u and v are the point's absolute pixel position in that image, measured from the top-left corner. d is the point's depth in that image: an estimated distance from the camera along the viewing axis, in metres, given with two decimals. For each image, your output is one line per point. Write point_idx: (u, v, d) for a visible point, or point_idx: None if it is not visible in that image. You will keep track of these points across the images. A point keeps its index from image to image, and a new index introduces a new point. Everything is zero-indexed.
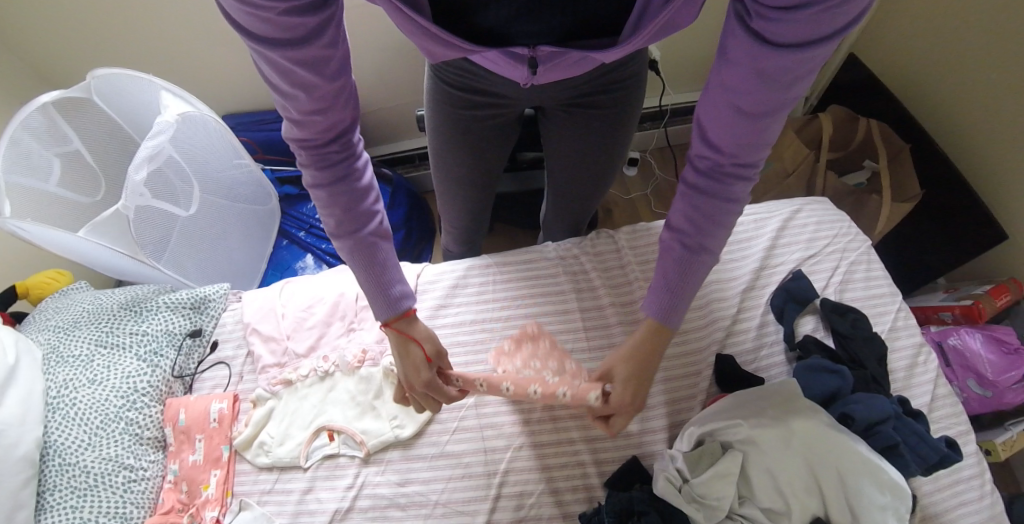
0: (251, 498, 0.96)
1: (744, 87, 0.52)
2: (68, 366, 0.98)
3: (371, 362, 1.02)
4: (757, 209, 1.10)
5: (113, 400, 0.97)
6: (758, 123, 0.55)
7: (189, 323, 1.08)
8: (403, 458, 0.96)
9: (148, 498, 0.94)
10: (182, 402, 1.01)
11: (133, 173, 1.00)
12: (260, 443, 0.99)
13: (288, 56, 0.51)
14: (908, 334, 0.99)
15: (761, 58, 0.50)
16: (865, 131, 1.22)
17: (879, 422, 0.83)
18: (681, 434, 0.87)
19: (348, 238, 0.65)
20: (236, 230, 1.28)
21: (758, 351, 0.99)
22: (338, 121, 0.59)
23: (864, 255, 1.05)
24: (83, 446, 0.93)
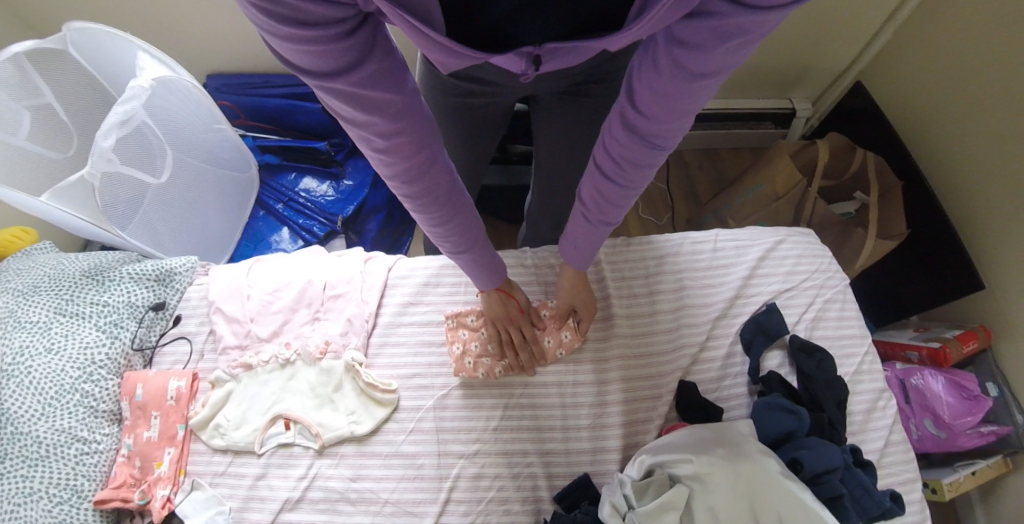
0: (204, 478, 0.97)
1: (694, 44, 0.50)
2: (26, 332, 0.99)
3: (333, 354, 1.01)
4: (740, 235, 1.08)
5: (70, 371, 0.97)
6: (685, 95, 0.55)
7: (152, 296, 1.07)
8: (357, 454, 0.95)
9: (101, 470, 0.96)
10: (139, 378, 1.01)
11: (100, 139, 0.96)
12: (216, 425, 0.98)
13: (348, 83, 0.46)
14: (872, 378, 0.99)
15: (718, 26, 0.48)
16: (861, 160, 1.19)
17: (827, 471, 0.85)
18: (634, 460, 0.89)
19: (460, 241, 0.68)
20: (212, 200, 1.25)
21: (722, 381, 0.99)
22: (421, 136, 0.54)
23: (840, 294, 1.05)
24: (38, 416, 0.94)
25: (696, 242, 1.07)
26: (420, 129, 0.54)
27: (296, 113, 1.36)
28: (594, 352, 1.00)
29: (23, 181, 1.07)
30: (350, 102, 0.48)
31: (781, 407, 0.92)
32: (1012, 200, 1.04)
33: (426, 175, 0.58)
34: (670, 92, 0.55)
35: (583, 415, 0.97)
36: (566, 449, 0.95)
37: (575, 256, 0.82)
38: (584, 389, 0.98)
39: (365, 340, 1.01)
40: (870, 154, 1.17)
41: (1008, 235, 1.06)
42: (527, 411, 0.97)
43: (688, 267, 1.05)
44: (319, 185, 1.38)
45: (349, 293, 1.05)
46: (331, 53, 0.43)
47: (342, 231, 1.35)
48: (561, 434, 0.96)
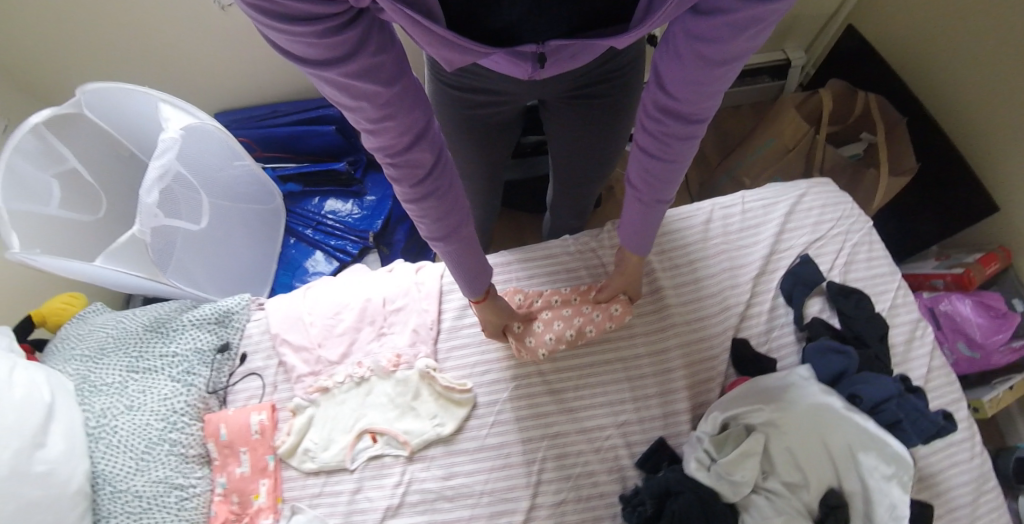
0: (302, 501, 1.01)
1: (712, 38, 0.52)
2: (104, 395, 1.02)
3: (406, 365, 1.05)
4: (765, 194, 1.14)
5: (155, 423, 1.01)
6: (713, 80, 0.57)
7: (216, 338, 1.10)
8: (446, 453, 1.00)
9: (200, 512, 1.01)
10: (219, 418, 1.05)
11: (145, 196, 0.99)
12: (305, 450, 1.02)
13: (343, 72, 0.48)
14: (907, 309, 1.07)
15: (730, 20, 0.49)
16: (863, 105, 1.25)
17: (884, 400, 0.91)
18: (706, 417, 0.93)
19: (446, 228, 0.68)
20: (245, 235, 1.27)
21: (769, 333, 1.05)
22: (412, 124, 0.56)
23: (866, 236, 1.11)
24: (133, 472, 0.99)
25: (725, 207, 1.13)
26: (410, 119, 0.56)
27: (309, 137, 1.38)
28: (648, 326, 1.05)
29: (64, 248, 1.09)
30: (343, 89, 0.50)
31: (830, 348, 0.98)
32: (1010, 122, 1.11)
33: (412, 158, 0.59)
34: (700, 73, 0.56)
35: (648, 384, 1.02)
36: (639, 418, 1.01)
37: (638, 242, 0.82)
38: (646, 360, 1.04)
39: (432, 345, 1.06)
40: (872, 96, 1.24)
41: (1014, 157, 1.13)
42: (596, 390, 1.02)
43: (721, 232, 1.11)
44: (343, 205, 1.42)
45: (408, 306, 1.10)
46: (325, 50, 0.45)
47: (375, 246, 1.39)
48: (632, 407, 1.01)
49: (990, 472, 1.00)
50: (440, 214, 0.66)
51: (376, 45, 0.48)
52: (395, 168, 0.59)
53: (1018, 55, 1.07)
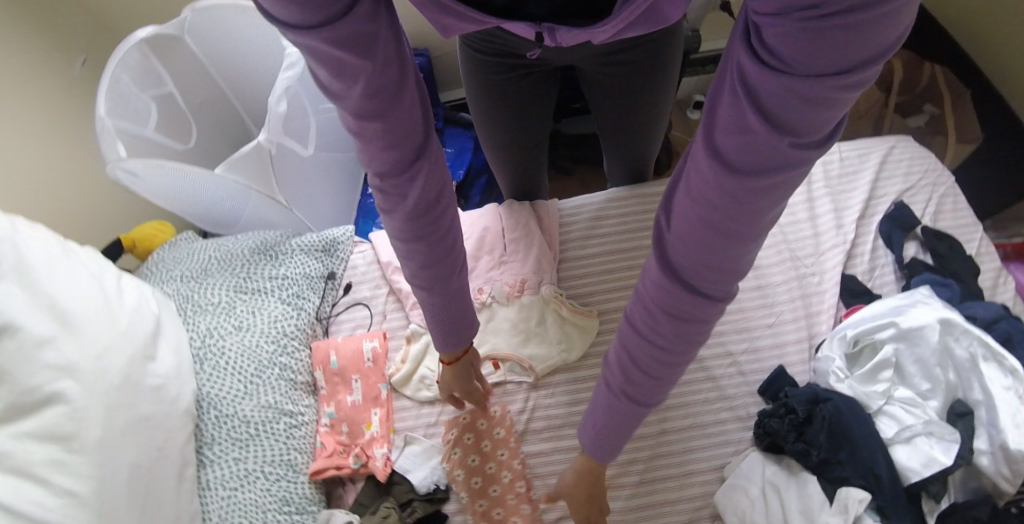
0: (416, 432, 0.99)
1: (731, 153, 0.35)
2: (210, 314, 0.98)
3: (530, 291, 1.05)
4: (858, 145, 1.21)
5: (265, 345, 0.98)
6: (726, 215, 0.37)
7: (322, 266, 1.09)
8: (570, 381, 0.99)
9: (308, 442, 0.97)
10: (328, 345, 1.04)
11: (274, 106, 0.98)
12: (421, 378, 1.01)
13: (327, 40, 0.39)
14: (992, 258, 1.11)
15: (771, 110, 0.31)
16: (931, 76, 1.36)
17: (996, 320, 0.96)
18: (833, 337, 0.96)
19: (427, 261, 0.62)
20: (338, 175, 1.24)
21: (872, 272, 1.08)
22: (405, 132, 0.50)
23: (950, 190, 1.16)
24: (240, 396, 0.94)
25: (824, 155, 1.20)
26: (394, 135, 0.49)
27: None
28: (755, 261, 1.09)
29: None
30: (336, 80, 0.44)
31: (935, 284, 1.03)
32: None
33: (393, 168, 0.53)
34: (752, 205, 0.36)
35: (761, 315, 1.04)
36: (755, 348, 1.02)
37: (608, 443, 0.62)
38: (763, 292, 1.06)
39: (553, 271, 1.07)
40: (938, 69, 1.35)
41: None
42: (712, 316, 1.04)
43: (822, 176, 1.17)
44: None
45: (531, 237, 1.09)
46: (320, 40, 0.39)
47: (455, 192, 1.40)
48: (748, 339, 1.03)
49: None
50: (412, 236, 0.59)
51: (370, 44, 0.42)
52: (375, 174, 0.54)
53: None
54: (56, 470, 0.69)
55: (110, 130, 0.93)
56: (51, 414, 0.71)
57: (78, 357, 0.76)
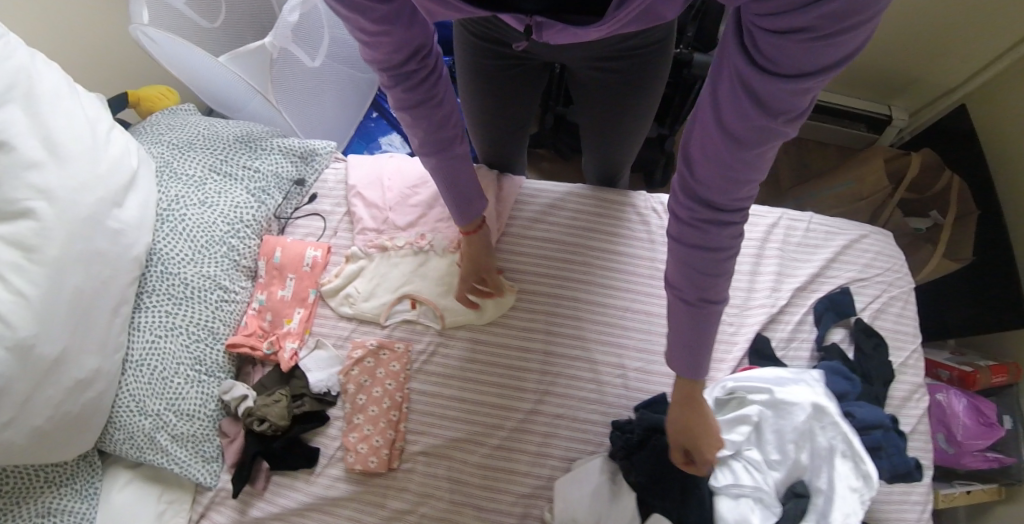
0: (327, 340, 1.13)
1: (737, 106, 0.48)
2: (182, 183, 1.08)
3: (464, 251, 1.13)
4: (831, 223, 1.21)
5: (221, 225, 1.09)
6: (740, 154, 0.50)
7: (295, 171, 1.19)
8: (472, 338, 1.10)
9: (234, 318, 1.11)
10: (278, 243, 1.15)
11: (287, 14, 1.05)
12: (347, 294, 1.13)
13: None
14: (914, 372, 1.13)
15: (775, 83, 0.43)
16: (947, 182, 1.31)
17: (872, 426, 1.00)
18: (717, 384, 1.03)
19: (440, 149, 0.76)
20: (342, 93, 1.33)
21: (789, 341, 1.12)
22: (405, 42, 0.63)
23: (904, 294, 1.17)
24: (187, 260, 1.06)
25: (793, 221, 1.21)
26: (400, 42, 0.63)
27: None
28: None
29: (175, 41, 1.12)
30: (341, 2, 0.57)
31: (842, 373, 1.07)
32: None
33: (405, 67, 0.67)
34: (740, 153, 0.50)
35: None
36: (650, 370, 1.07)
37: (689, 366, 0.70)
38: None
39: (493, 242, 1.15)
40: (956, 178, 1.29)
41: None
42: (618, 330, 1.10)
43: (780, 241, 1.19)
44: None
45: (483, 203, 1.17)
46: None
47: None
48: (645, 360, 1.08)
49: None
50: (426, 124, 0.72)
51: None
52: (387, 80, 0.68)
53: None
54: (12, 269, 0.83)
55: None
56: (20, 224, 0.85)
57: (53, 184, 0.88)
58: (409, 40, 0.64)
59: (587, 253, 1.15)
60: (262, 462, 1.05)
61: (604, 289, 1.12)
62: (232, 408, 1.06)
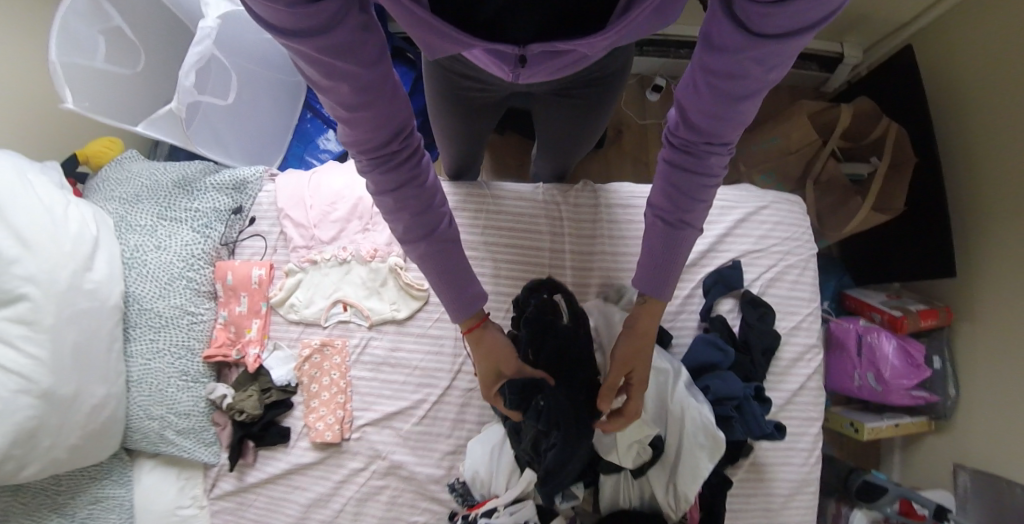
0: (283, 341, 1.35)
1: (723, 59, 0.56)
2: (137, 233, 1.28)
3: (380, 258, 1.34)
4: (729, 197, 1.32)
5: (177, 262, 1.29)
6: (719, 102, 0.61)
7: (232, 201, 1.36)
8: (396, 331, 1.32)
9: (204, 334, 1.32)
10: (228, 266, 1.33)
11: (183, 78, 1.12)
12: (291, 304, 1.34)
13: (314, 45, 0.49)
14: (805, 332, 1.31)
15: (738, 48, 0.54)
16: (881, 130, 1.44)
17: (726, 397, 1.16)
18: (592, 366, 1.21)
19: (411, 238, 0.71)
20: (264, 103, 1.46)
21: (678, 313, 1.30)
22: (387, 116, 0.58)
23: (802, 261, 1.32)
24: (156, 297, 1.27)
25: None
26: (379, 130, 0.60)
27: None
28: (578, 273, 1.34)
29: (105, 101, 1.25)
30: (332, 83, 0.53)
31: (715, 342, 1.22)
32: (1009, 187, 1.29)
33: (366, 141, 0.61)
34: (732, 83, 0.58)
35: None
36: None
37: (650, 288, 0.81)
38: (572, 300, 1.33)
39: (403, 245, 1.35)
40: (892, 125, 1.42)
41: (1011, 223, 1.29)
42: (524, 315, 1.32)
43: None
44: None
45: None
46: (333, 54, 0.50)
47: None
48: None
49: (813, 477, 1.30)
50: (433, 226, 0.71)
51: (360, 51, 0.52)
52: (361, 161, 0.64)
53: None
54: (24, 342, 1.03)
55: (61, 75, 1.13)
56: (17, 307, 1.03)
57: (35, 270, 1.05)
58: (386, 135, 0.61)
59: (485, 246, 1.35)
60: (248, 442, 1.31)
61: (503, 275, 1.34)
62: (218, 406, 1.31)
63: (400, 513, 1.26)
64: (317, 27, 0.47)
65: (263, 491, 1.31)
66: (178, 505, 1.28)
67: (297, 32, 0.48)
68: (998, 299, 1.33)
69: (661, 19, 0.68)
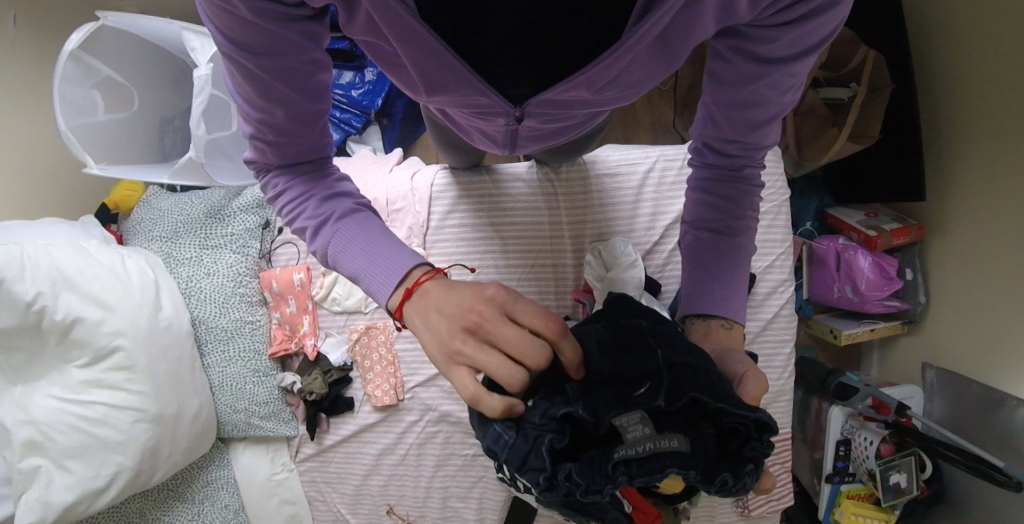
0: (333, 330, 1.56)
1: (736, 85, 0.61)
2: (187, 265, 1.49)
3: None
4: None
5: (227, 282, 1.50)
6: (741, 120, 0.65)
7: (259, 217, 1.56)
8: None
9: (264, 335, 1.54)
10: (271, 275, 1.54)
11: (195, 129, 1.39)
12: (333, 298, 1.55)
13: (252, 58, 0.51)
14: (779, 271, 1.50)
15: (754, 75, 0.59)
16: (861, 58, 1.47)
17: None
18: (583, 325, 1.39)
19: (316, 216, 0.61)
20: None
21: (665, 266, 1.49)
22: (303, 127, 0.59)
23: (774, 208, 1.49)
24: (218, 315, 1.48)
25: (669, 160, 1.50)
26: (290, 132, 0.59)
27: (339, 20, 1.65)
28: (575, 242, 1.49)
29: (113, 147, 1.44)
30: (252, 85, 0.54)
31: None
32: (993, 109, 1.33)
33: (275, 141, 0.59)
34: (750, 107, 0.63)
35: (565, 276, 1.48)
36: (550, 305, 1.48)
37: (717, 307, 0.74)
38: (568, 262, 1.48)
39: (419, 237, 1.51)
40: (870, 52, 1.45)
41: (970, 135, 1.40)
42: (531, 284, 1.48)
43: (658, 184, 1.49)
44: (345, 75, 1.74)
45: (405, 208, 1.53)
46: (261, 61, 0.51)
47: (374, 120, 1.77)
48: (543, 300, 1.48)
49: (788, 388, 1.51)
50: (345, 201, 0.62)
51: (306, 71, 0.55)
52: (263, 153, 0.62)
53: (1009, 49, 1.27)
54: (128, 383, 1.28)
55: (76, 141, 1.31)
56: (115, 357, 1.27)
57: (120, 325, 1.28)
58: (293, 139, 0.60)
59: (492, 229, 1.49)
60: (321, 414, 1.56)
61: (511, 253, 1.48)
62: (290, 390, 1.54)
63: (454, 450, 1.52)
64: (257, 39, 0.49)
65: (339, 449, 1.58)
66: (273, 471, 1.57)
67: (230, 35, 0.50)
68: (964, 209, 1.46)
69: (664, 67, 0.65)
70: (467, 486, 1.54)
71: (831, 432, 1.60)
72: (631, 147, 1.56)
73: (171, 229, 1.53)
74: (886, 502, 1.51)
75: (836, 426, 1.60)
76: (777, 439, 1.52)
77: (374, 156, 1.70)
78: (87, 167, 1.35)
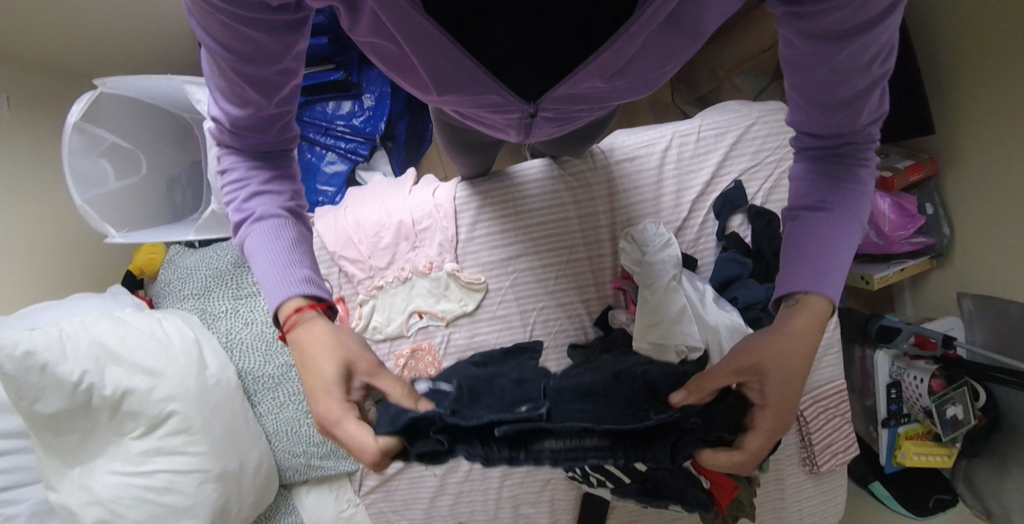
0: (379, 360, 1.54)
1: (807, 56, 0.54)
2: (224, 319, 1.48)
3: (437, 268, 1.52)
4: (719, 128, 1.52)
5: (266, 329, 1.49)
6: (826, 86, 0.56)
7: None
8: (470, 323, 1.51)
9: None
10: None
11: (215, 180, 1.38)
12: (374, 326, 1.53)
13: (239, 20, 0.46)
14: None
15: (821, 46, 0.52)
16: None
17: (754, 302, 1.38)
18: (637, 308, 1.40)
19: (243, 210, 0.62)
20: None
21: (697, 242, 1.51)
22: (263, 94, 0.54)
23: None
24: (262, 362, 1.47)
25: (684, 135, 1.52)
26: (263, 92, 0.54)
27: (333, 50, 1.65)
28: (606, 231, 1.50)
29: (126, 215, 1.41)
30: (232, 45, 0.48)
31: (734, 260, 1.43)
32: (990, 34, 1.38)
33: (243, 97, 0.54)
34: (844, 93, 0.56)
35: (605, 260, 1.50)
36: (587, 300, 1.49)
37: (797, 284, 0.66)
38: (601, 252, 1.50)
39: (452, 253, 1.51)
40: None
41: (972, 61, 1.46)
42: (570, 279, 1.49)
43: (677, 159, 1.51)
44: (343, 104, 1.75)
45: (433, 226, 1.52)
46: (252, 23, 0.47)
47: (380, 144, 1.76)
48: (583, 295, 1.49)
49: (836, 340, 1.54)
50: (270, 203, 0.63)
51: (288, 52, 0.52)
52: (220, 129, 0.61)
53: None
54: (188, 446, 1.26)
55: (94, 213, 1.30)
56: (171, 422, 1.24)
57: (170, 390, 1.26)
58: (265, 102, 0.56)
59: (520, 231, 1.50)
60: None
61: (541, 251, 1.49)
62: None
63: None
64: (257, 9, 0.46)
65: (402, 476, 1.56)
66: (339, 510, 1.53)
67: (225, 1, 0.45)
68: (976, 136, 1.50)
69: (696, 46, 0.66)
70: (536, 491, 1.53)
71: (879, 377, 1.63)
72: (643, 129, 1.57)
73: (201, 285, 1.52)
74: (947, 437, 1.51)
75: (883, 370, 1.64)
76: (833, 391, 1.54)
77: (388, 180, 1.68)
78: (109, 238, 1.33)
